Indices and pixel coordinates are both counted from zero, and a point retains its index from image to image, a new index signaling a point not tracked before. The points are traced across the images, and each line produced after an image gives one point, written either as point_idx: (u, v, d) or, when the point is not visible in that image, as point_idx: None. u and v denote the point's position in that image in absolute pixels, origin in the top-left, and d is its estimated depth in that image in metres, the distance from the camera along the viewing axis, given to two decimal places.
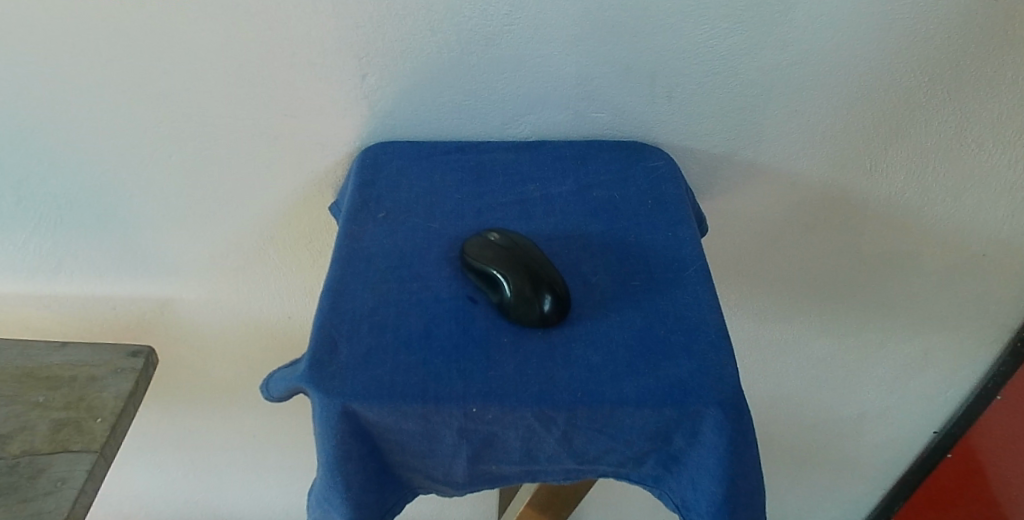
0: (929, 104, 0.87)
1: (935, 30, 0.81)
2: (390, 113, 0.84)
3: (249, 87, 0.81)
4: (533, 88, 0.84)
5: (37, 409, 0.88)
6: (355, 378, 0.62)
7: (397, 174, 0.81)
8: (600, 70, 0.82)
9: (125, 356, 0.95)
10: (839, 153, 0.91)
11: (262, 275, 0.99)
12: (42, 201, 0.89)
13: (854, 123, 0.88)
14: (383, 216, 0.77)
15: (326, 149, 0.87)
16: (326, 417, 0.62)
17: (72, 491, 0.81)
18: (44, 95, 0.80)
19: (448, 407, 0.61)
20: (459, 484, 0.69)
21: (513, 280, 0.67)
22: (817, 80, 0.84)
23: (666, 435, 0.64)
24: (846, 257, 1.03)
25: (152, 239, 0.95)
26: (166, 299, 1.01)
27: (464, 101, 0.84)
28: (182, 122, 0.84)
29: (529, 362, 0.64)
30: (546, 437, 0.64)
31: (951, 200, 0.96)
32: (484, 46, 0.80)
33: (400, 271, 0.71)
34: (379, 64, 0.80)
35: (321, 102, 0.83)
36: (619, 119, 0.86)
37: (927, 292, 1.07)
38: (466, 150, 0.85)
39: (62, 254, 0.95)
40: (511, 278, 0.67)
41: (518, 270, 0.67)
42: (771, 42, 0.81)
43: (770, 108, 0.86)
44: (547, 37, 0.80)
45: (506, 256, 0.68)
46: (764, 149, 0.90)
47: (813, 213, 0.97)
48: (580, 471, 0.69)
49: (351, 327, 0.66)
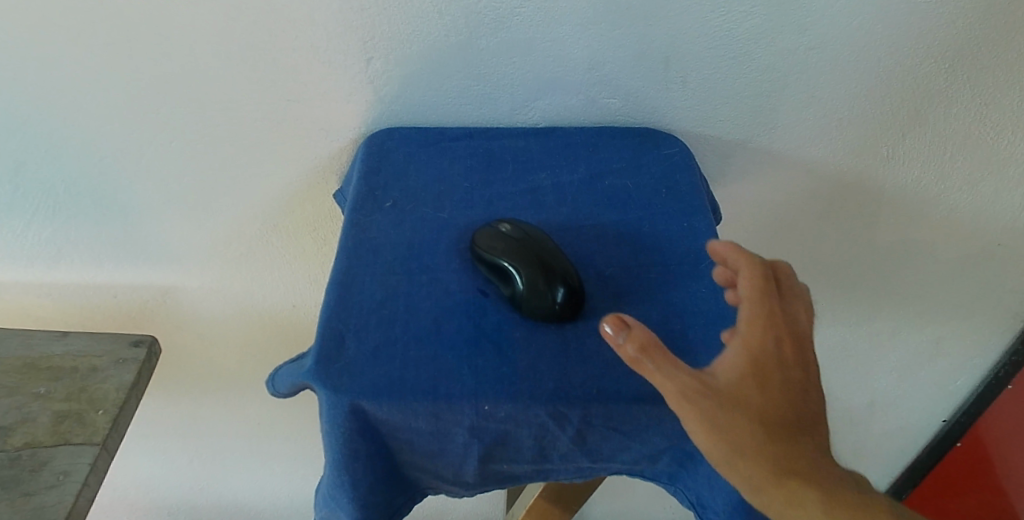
0: (948, 92, 0.85)
1: (957, 15, 0.78)
2: (396, 98, 0.82)
3: (250, 71, 0.79)
4: (544, 73, 0.81)
5: (38, 401, 0.87)
6: (364, 374, 0.61)
7: (404, 163, 0.79)
8: (611, 55, 0.80)
9: (127, 345, 0.93)
10: (856, 139, 0.89)
11: (266, 263, 0.98)
12: (39, 189, 0.87)
13: (873, 109, 0.86)
14: (390, 206, 0.75)
15: (331, 135, 0.85)
16: (333, 415, 0.60)
17: (76, 484, 0.80)
18: (40, 81, 0.78)
19: (459, 405, 0.60)
20: (469, 483, 0.67)
21: (526, 272, 0.65)
22: (837, 64, 0.82)
23: (683, 432, 0.63)
24: (860, 245, 1.01)
25: (153, 226, 0.93)
26: (168, 287, 0.99)
27: (472, 86, 0.82)
28: (182, 106, 0.81)
29: (543, 358, 0.62)
30: (559, 435, 0.63)
31: (967, 187, 0.94)
32: (493, 29, 0.78)
33: (408, 263, 0.69)
34: (385, 47, 0.78)
35: (325, 87, 0.81)
36: (630, 105, 0.84)
37: (940, 282, 1.05)
38: (474, 137, 0.83)
39: (61, 243, 0.93)
40: (523, 271, 0.65)
41: (532, 263, 0.65)
42: (788, 26, 0.78)
43: (786, 94, 0.84)
44: (558, 20, 0.77)
45: (519, 249, 0.66)
46: (780, 135, 0.88)
47: (827, 201, 0.95)
48: (592, 469, 0.68)
49: (359, 321, 0.64)
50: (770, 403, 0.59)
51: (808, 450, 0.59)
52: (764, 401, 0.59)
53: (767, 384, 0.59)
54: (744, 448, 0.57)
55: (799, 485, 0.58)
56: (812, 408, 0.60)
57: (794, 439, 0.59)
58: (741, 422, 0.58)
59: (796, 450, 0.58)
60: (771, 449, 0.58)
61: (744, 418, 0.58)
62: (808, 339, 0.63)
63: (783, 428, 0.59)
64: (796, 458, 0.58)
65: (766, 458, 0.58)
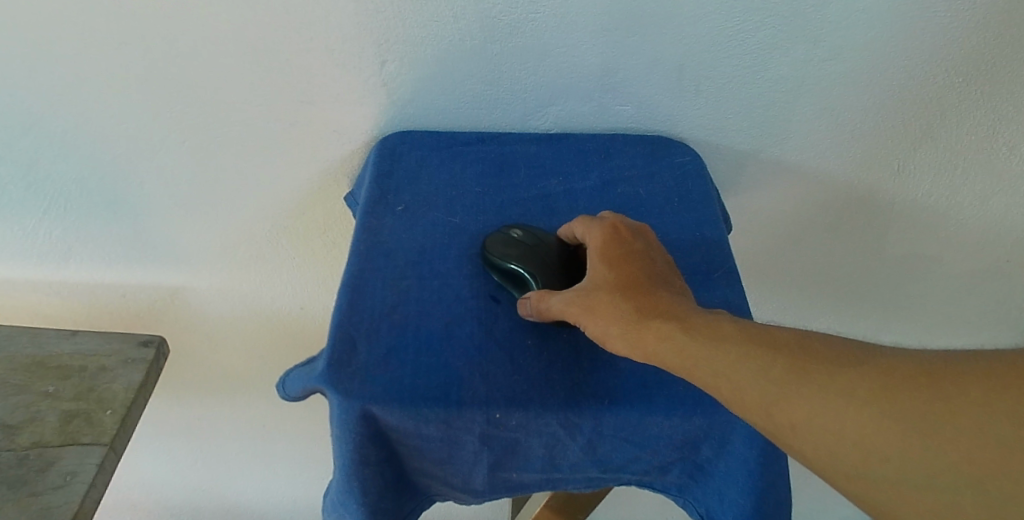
0: (961, 107, 0.84)
1: (972, 29, 0.78)
2: (409, 101, 0.82)
3: (264, 72, 0.79)
4: (557, 80, 0.81)
5: (47, 399, 0.87)
6: (375, 380, 0.60)
7: (417, 166, 0.79)
8: (625, 62, 0.80)
9: (136, 345, 0.93)
10: (869, 152, 0.89)
11: (276, 265, 0.98)
12: (52, 187, 0.87)
13: (887, 121, 0.86)
14: (402, 210, 0.75)
15: (343, 138, 0.85)
16: (344, 420, 0.60)
17: (83, 485, 0.80)
18: (53, 79, 0.78)
19: (470, 413, 0.60)
20: (477, 491, 0.67)
21: (545, 284, 0.66)
22: (851, 75, 0.81)
23: (694, 444, 0.63)
24: (870, 258, 1.01)
25: (164, 226, 0.93)
26: (178, 287, 0.99)
27: (485, 90, 0.82)
28: (196, 106, 0.81)
29: (555, 367, 0.62)
30: (570, 445, 0.63)
31: (977, 203, 0.93)
32: (507, 34, 0.77)
33: (420, 268, 0.69)
34: (400, 51, 0.78)
35: (339, 90, 0.81)
36: (643, 112, 0.84)
37: (948, 296, 1.05)
38: (486, 142, 0.83)
39: (72, 241, 0.93)
40: (542, 282, 0.66)
41: (550, 272, 0.67)
42: (802, 37, 0.78)
43: (799, 105, 0.84)
44: (573, 26, 0.77)
45: (535, 258, 0.67)
46: (792, 145, 0.88)
47: (837, 212, 0.95)
48: (602, 479, 0.67)
49: (371, 325, 0.64)
50: (625, 274, 0.61)
51: (682, 303, 0.59)
52: (619, 275, 0.62)
53: (620, 263, 0.63)
54: (613, 315, 0.59)
55: (666, 324, 0.57)
56: (670, 278, 0.62)
57: (664, 295, 0.60)
58: (604, 295, 0.60)
59: (668, 302, 0.59)
60: (639, 306, 0.59)
61: (606, 292, 0.61)
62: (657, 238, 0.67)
63: (641, 289, 0.60)
64: (669, 308, 0.58)
65: (638, 316, 0.58)
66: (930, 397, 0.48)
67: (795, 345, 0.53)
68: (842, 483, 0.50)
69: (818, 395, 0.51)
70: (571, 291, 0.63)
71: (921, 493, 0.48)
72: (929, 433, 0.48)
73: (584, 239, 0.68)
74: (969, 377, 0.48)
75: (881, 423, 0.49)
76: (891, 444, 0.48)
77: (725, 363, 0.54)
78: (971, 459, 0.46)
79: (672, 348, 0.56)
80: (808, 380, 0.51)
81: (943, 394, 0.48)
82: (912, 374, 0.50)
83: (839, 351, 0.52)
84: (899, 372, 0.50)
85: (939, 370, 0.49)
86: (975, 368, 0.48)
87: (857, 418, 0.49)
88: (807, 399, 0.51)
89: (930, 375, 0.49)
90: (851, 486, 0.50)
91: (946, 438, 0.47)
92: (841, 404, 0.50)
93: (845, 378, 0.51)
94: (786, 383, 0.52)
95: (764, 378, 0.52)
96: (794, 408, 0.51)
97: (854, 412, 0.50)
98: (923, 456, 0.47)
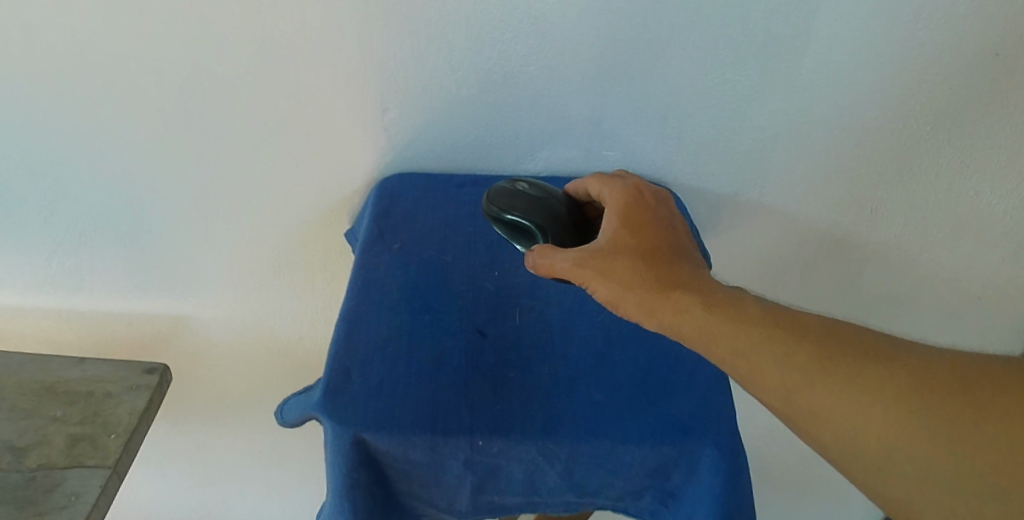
0: (929, 154, 0.89)
1: (936, 83, 0.83)
2: (407, 145, 0.87)
3: (273, 116, 0.84)
4: (547, 125, 0.87)
5: (54, 423, 0.91)
6: (367, 408, 0.65)
7: (412, 206, 0.84)
8: (611, 111, 0.85)
9: (141, 372, 0.97)
10: (842, 196, 0.93)
11: (276, 296, 1.02)
12: (68, 219, 0.92)
13: (858, 168, 0.91)
14: (397, 247, 0.79)
15: (345, 178, 0.90)
16: (337, 445, 0.64)
17: (85, 505, 0.85)
18: (75, 118, 0.83)
19: (456, 439, 0.64)
20: (461, 513, 0.71)
21: (552, 233, 0.72)
22: (823, 125, 0.87)
23: (665, 473, 0.67)
24: (845, 296, 1.06)
25: (172, 258, 0.97)
26: (182, 316, 1.03)
27: (479, 135, 0.87)
28: (207, 145, 0.86)
29: (536, 398, 0.67)
30: (548, 471, 0.67)
31: (947, 244, 0.98)
32: (501, 85, 0.83)
33: (413, 302, 0.73)
34: (400, 97, 0.83)
35: (343, 132, 0.86)
36: (628, 158, 0.90)
37: (923, 333, 1.09)
38: (479, 185, 0.87)
39: (83, 271, 0.98)
40: (549, 232, 0.72)
41: (557, 224, 0.73)
42: (777, 89, 0.84)
43: (775, 151, 0.89)
44: (563, 78, 0.83)
45: (543, 210, 0.73)
46: (769, 189, 0.93)
47: (812, 253, 1.00)
48: (579, 504, 0.71)
49: (365, 356, 0.68)
50: (645, 245, 0.68)
51: (701, 277, 0.65)
52: (641, 245, 0.67)
53: (639, 232, 0.69)
54: (635, 282, 0.64)
55: (689, 299, 0.63)
56: (687, 254, 0.68)
57: (683, 271, 0.66)
58: (620, 261, 0.66)
59: (686, 276, 0.65)
60: (659, 277, 0.65)
61: (626, 259, 0.66)
62: (674, 208, 0.74)
63: (663, 264, 0.66)
64: (689, 282, 0.64)
65: (660, 287, 0.64)
66: (956, 403, 0.56)
67: (822, 334, 0.60)
68: (860, 474, 0.58)
69: (849, 390, 0.58)
70: (580, 251, 0.68)
71: (938, 490, 0.56)
72: (950, 436, 0.56)
73: (602, 198, 0.74)
74: (983, 389, 0.56)
75: (904, 423, 0.56)
76: (913, 443, 0.56)
77: (751, 345, 0.60)
78: (992, 466, 0.55)
79: (692, 321, 0.62)
80: (836, 374, 0.58)
81: (970, 402, 0.56)
82: (930, 379, 0.57)
83: (862, 347, 0.59)
84: (926, 375, 0.57)
85: (967, 379, 0.57)
86: (996, 381, 0.56)
87: (883, 415, 0.57)
88: (835, 393, 0.58)
89: (955, 382, 0.57)
90: (867, 475, 0.58)
91: (965, 442, 0.55)
92: (864, 400, 0.57)
93: (870, 375, 0.58)
94: (815, 374, 0.58)
95: (791, 366, 0.59)
96: (819, 399, 0.58)
97: (881, 410, 0.57)
98: (938, 458, 0.56)
